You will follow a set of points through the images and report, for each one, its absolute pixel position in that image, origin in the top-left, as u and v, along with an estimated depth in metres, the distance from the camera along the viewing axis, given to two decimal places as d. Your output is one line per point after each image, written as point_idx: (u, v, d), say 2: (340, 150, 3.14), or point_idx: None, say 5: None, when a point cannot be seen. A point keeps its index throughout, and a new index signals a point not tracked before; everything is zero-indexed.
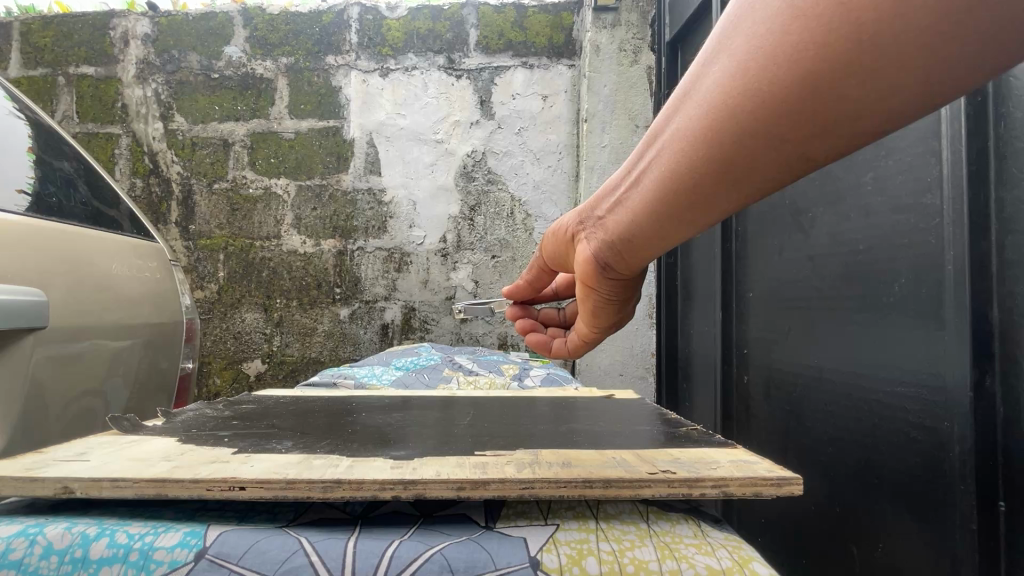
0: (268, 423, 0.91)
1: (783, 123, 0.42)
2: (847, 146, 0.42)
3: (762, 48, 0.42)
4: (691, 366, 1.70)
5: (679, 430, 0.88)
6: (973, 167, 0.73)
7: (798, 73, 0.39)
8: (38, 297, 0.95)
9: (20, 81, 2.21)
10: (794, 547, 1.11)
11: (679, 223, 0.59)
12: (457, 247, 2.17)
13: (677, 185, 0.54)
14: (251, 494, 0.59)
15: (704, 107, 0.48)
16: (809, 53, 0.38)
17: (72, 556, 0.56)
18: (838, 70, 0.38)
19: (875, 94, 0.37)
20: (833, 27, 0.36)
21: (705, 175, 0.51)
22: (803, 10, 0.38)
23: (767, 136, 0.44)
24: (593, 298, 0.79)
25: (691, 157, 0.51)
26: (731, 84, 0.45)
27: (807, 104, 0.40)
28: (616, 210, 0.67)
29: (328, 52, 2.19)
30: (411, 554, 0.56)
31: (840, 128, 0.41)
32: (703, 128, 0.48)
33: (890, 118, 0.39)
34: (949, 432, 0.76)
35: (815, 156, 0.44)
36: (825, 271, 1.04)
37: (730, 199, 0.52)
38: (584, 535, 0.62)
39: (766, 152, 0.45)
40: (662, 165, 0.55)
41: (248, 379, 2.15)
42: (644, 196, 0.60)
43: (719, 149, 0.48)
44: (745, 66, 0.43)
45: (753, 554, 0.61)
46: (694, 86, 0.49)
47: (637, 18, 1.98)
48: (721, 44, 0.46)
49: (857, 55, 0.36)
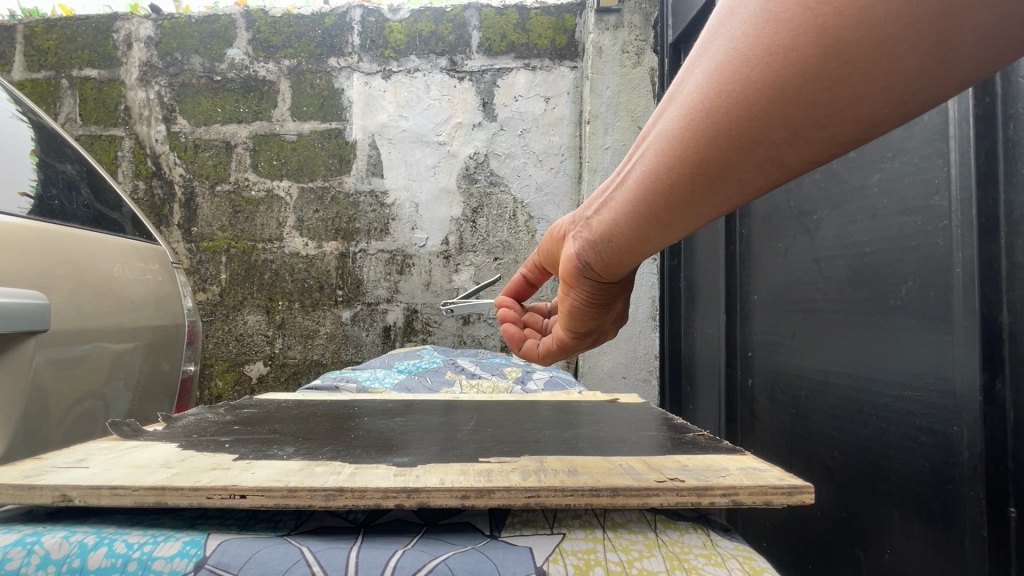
0: (270, 427, 0.90)
1: (756, 129, 0.41)
2: (825, 152, 0.41)
3: (737, 51, 0.41)
4: (696, 369, 1.69)
5: (686, 435, 0.87)
6: (982, 168, 0.72)
7: (768, 76, 0.39)
8: (40, 300, 0.94)
9: (23, 83, 2.21)
10: (801, 553, 1.10)
11: (657, 229, 0.58)
12: (460, 249, 2.16)
13: (656, 191, 0.53)
14: (252, 502, 0.58)
15: (680, 111, 0.47)
16: (779, 55, 0.37)
17: (69, 565, 0.55)
18: (808, 76, 0.37)
19: (849, 99, 0.37)
20: (802, 30, 0.36)
21: (680, 181, 0.50)
22: (775, 14, 0.38)
23: (738, 141, 0.43)
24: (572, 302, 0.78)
25: (667, 161, 0.50)
26: (706, 88, 0.44)
27: (778, 108, 0.39)
28: (602, 214, 0.66)
29: (330, 53, 2.18)
30: (416, 565, 0.55)
31: (811, 134, 0.40)
32: (680, 133, 0.47)
33: (865, 124, 0.38)
34: (958, 437, 0.75)
35: (788, 163, 0.43)
36: (831, 273, 1.03)
37: (708, 205, 0.51)
38: (591, 545, 0.61)
39: (739, 158, 0.44)
40: (641, 169, 0.54)
41: (250, 382, 2.15)
42: (625, 201, 0.59)
43: (695, 154, 0.47)
44: (720, 67, 0.42)
45: (764, 564, 0.60)
46: (675, 88, 0.49)
47: (639, 20, 1.97)
48: (702, 48, 0.45)
49: (827, 58, 0.35)
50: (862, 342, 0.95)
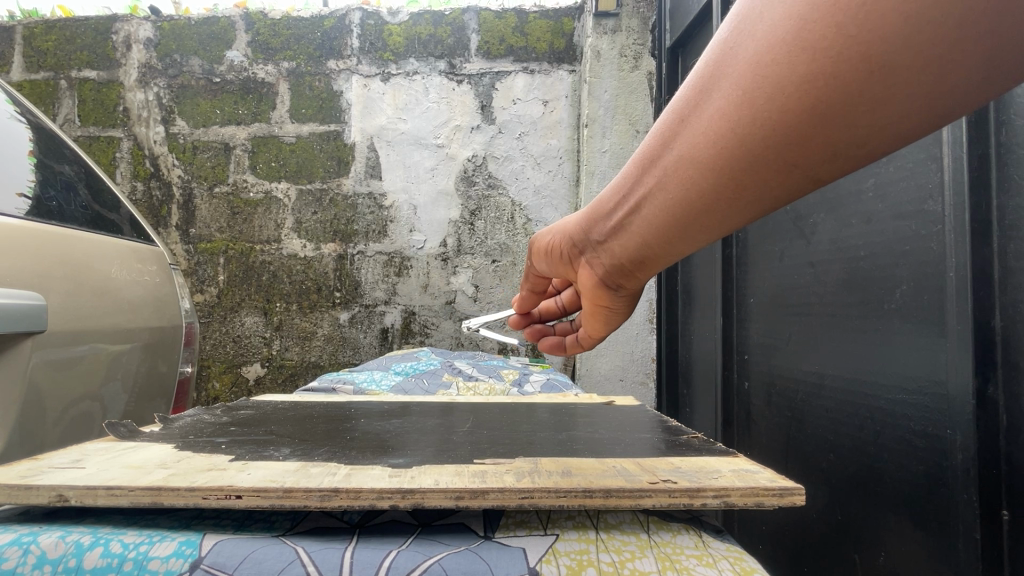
0: (267, 429, 0.91)
1: (796, 145, 0.42)
2: (856, 164, 0.43)
3: (765, 77, 0.41)
4: (692, 371, 1.69)
5: (681, 437, 0.88)
6: (975, 174, 0.73)
7: (807, 103, 0.39)
8: (38, 301, 0.95)
9: (22, 85, 2.21)
10: (794, 556, 1.11)
11: (685, 241, 0.59)
12: (457, 251, 2.17)
13: (684, 211, 0.53)
14: (247, 503, 0.58)
15: (705, 136, 0.47)
16: (818, 83, 0.38)
17: (65, 565, 0.55)
18: (848, 100, 0.38)
19: (888, 117, 0.38)
20: (841, 59, 0.36)
21: (712, 201, 0.50)
22: (804, 42, 0.38)
23: (774, 162, 0.44)
24: (604, 313, 0.80)
25: (697, 184, 0.50)
26: (733, 115, 0.44)
27: (817, 129, 0.40)
28: (614, 232, 0.67)
29: (329, 56, 2.19)
30: (409, 565, 0.55)
31: (849, 152, 0.41)
32: (708, 158, 0.48)
33: (903, 133, 0.39)
34: (951, 440, 0.75)
35: (821, 177, 0.44)
36: (826, 277, 1.03)
37: (738, 219, 0.52)
38: (583, 546, 0.61)
39: (775, 177, 0.45)
40: (663, 191, 0.54)
41: (247, 383, 2.15)
42: (645, 220, 0.60)
43: (725, 175, 0.47)
44: (745, 97, 0.43)
45: (755, 565, 0.60)
46: (689, 111, 0.48)
47: (637, 24, 1.99)
48: (717, 72, 0.45)
49: (870, 83, 0.36)
50: (857, 346, 0.95)
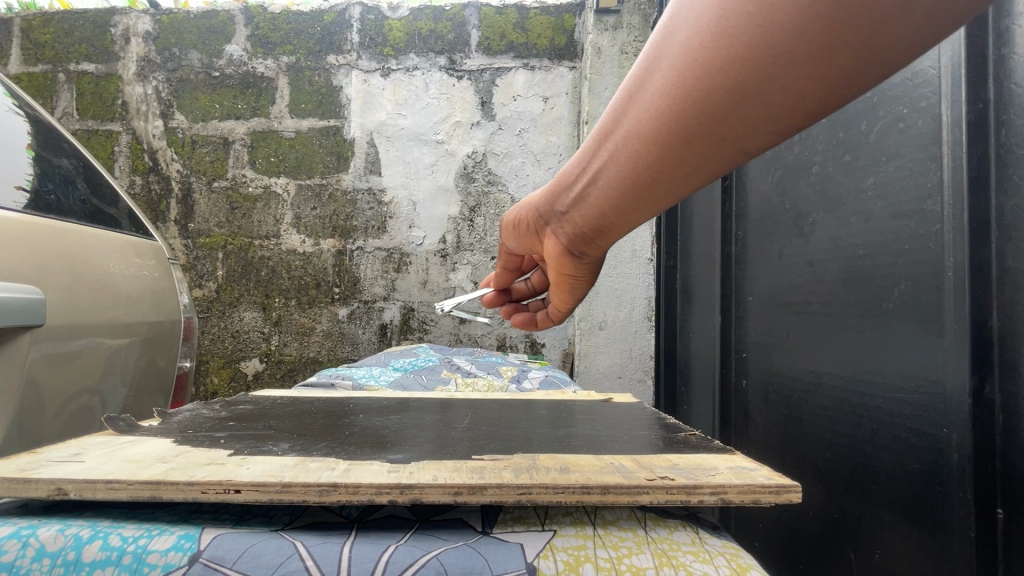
0: (265, 424, 0.91)
1: (727, 120, 0.47)
2: (778, 138, 0.48)
3: (700, 58, 0.45)
4: (690, 369, 1.70)
5: (678, 435, 0.88)
6: (973, 174, 0.73)
7: (732, 80, 0.44)
8: (38, 296, 0.95)
9: (20, 77, 2.20)
10: (791, 554, 1.11)
11: (637, 212, 0.63)
12: (456, 247, 2.17)
13: (633, 181, 0.57)
14: (247, 497, 0.59)
15: (649, 111, 0.51)
16: (742, 63, 0.43)
17: (64, 558, 0.55)
18: (770, 79, 0.43)
19: (804, 94, 0.43)
20: (761, 43, 0.42)
21: (657, 171, 0.55)
22: (731, 27, 0.43)
23: (709, 134, 0.49)
24: (571, 283, 0.81)
25: (644, 156, 0.54)
26: (673, 91, 0.48)
27: (744, 104, 0.45)
28: (573, 208, 0.69)
29: (329, 51, 2.19)
30: (407, 560, 0.56)
31: (772, 126, 0.46)
32: (652, 132, 0.52)
33: (826, 108, 0.44)
34: (948, 439, 0.76)
35: (748, 150, 0.50)
36: (825, 275, 1.04)
37: (680, 189, 0.56)
38: (581, 542, 0.62)
39: (711, 148, 0.50)
40: (614, 165, 0.58)
41: (246, 378, 2.14)
42: (600, 194, 0.63)
43: (667, 147, 0.52)
44: (683, 74, 0.47)
45: (751, 562, 0.61)
46: (635, 89, 0.52)
47: (639, 21, 1.98)
48: (659, 53, 0.49)
49: (787, 66, 0.42)
50: (854, 344, 0.96)
